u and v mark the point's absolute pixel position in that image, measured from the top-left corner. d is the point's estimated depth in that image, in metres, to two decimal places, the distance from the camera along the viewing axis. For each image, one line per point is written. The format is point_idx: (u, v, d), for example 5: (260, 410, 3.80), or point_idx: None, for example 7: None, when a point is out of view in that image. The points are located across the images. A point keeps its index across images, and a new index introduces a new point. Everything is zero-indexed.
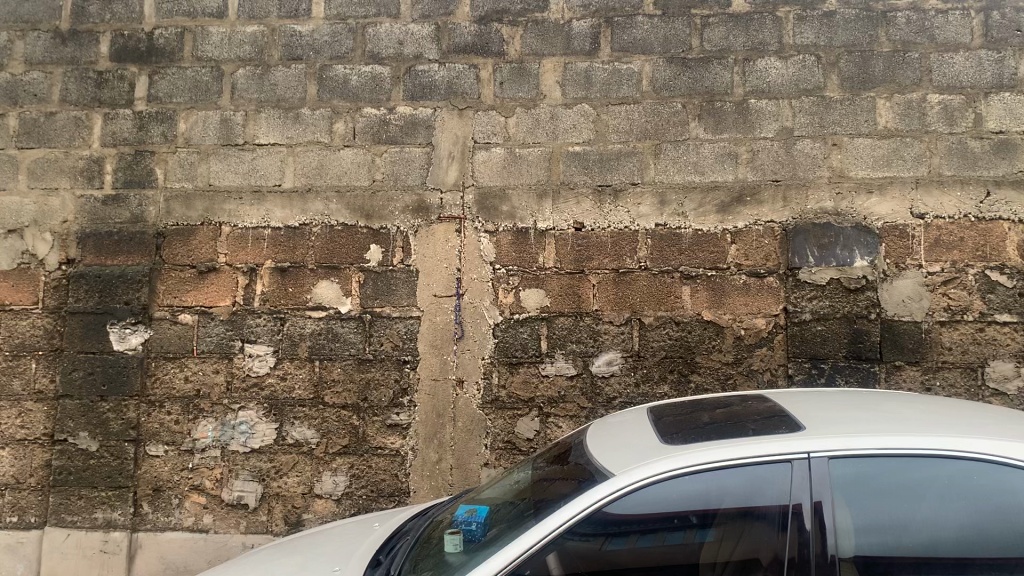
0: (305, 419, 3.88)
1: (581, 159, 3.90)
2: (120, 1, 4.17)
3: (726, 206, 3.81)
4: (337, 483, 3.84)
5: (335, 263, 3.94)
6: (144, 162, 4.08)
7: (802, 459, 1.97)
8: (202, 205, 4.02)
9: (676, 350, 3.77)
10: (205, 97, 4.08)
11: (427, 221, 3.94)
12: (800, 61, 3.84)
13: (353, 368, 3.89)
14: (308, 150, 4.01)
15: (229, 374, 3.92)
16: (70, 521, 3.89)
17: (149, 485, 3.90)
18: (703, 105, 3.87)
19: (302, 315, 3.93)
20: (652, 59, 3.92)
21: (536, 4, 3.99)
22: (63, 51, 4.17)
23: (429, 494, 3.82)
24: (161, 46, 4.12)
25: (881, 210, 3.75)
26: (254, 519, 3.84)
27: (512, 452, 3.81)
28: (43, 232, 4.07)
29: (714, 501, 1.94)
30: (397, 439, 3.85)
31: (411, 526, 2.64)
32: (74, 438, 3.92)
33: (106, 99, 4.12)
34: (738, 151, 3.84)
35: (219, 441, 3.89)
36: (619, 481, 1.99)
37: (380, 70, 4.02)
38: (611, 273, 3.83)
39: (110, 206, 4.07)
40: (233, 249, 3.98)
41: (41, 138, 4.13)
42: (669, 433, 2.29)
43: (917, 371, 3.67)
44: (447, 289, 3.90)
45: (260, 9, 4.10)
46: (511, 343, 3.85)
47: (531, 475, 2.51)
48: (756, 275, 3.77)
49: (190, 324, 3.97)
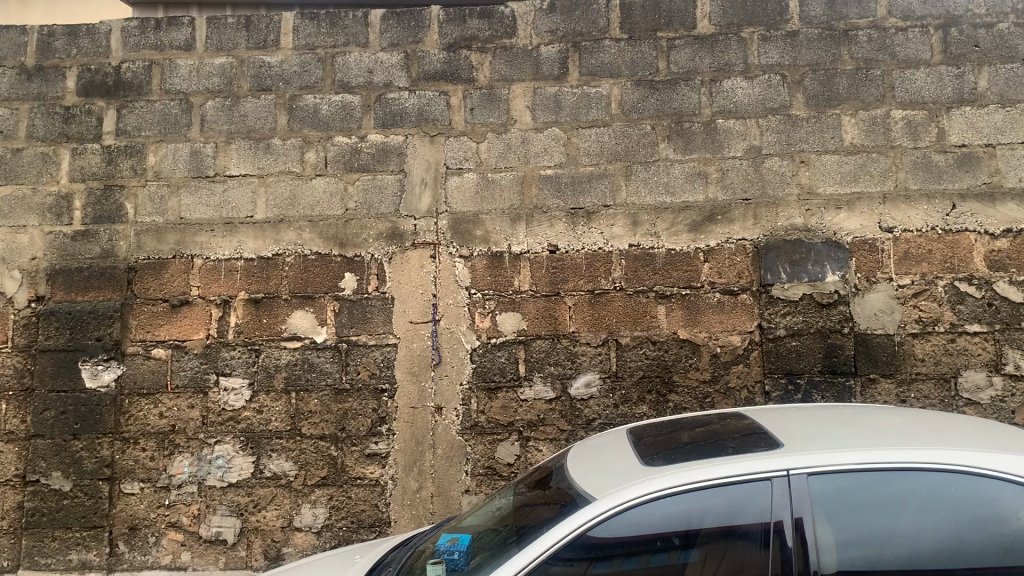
0: (283, 452, 3.84)
1: (554, 182, 3.92)
2: (86, 36, 4.15)
3: (698, 225, 3.84)
4: (316, 515, 3.79)
5: (310, 292, 3.92)
6: (114, 197, 4.04)
7: (782, 475, 1.97)
8: (174, 238, 3.99)
9: (653, 369, 3.79)
10: (175, 130, 4.06)
11: (401, 247, 3.93)
12: (766, 81, 3.90)
13: (330, 398, 3.86)
14: (280, 180, 4.00)
15: (205, 408, 3.88)
16: (44, 563, 3.81)
17: (124, 524, 3.83)
18: (672, 126, 3.91)
19: (277, 346, 3.90)
20: (620, 83, 3.96)
21: (504, 31, 4.03)
22: (29, 87, 4.14)
23: (411, 523, 3.79)
24: (129, 81, 4.11)
25: (850, 226, 3.80)
26: (233, 554, 3.79)
27: (493, 478, 3.79)
28: (11, 270, 4.01)
29: (696, 521, 1.94)
30: (377, 469, 3.82)
31: (392, 557, 2.61)
32: (47, 478, 3.85)
33: (74, 134, 4.09)
34: (708, 171, 3.88)
35: (195, 477, 3.84)
36: (601, 505, 1.98)
37: (349, 99, 4.03)
38: (586, 294, 3.84)
39: (80, 241, 4.03)
40: (205, 281, 3.95)
41: (8, 174, 4.09)
42: (649, 453, 2.29)
43: (892, 383, 3.70)
44: (423, 315, 3.89)
45: (228, 41, 4.10)
46: (489, 367, 3.84)
47: (512, 501, 2.50)
48: (730, 293, 3.79)
49: (164, 359, 3.92)
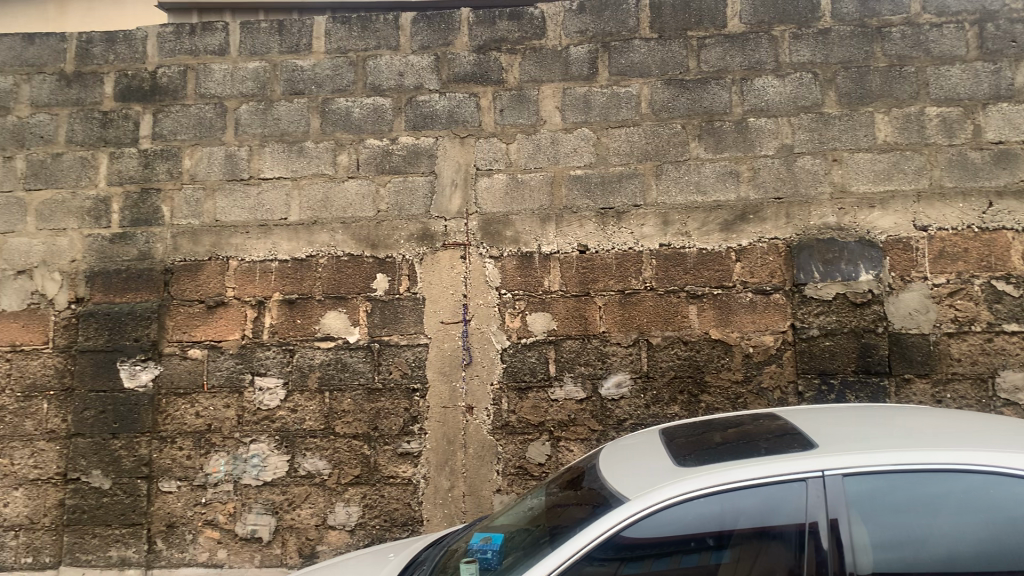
0: (317, 450, 3.88)
1: (584, 183, 3.93)
2: (123, 42, 4.23)
3: (730, 224, 3.83)
4: (349, 513, 3.83)
5: (342, 293, 3.96)
6: (151, 200, 4.11)
7: (817, 476, 1.97)
8: (209, 240, 4.05)
9: (685, 369, 3.78)
10: (210, 133, 4.12)
11: (432, 248, 3.96)
12: (798, 79, 3.88)
13: (363, 397, 3.90)
14: (313, 182, 4.04)
15: (240, 407, 3.93)
16: (85, 560, 3.87)
17: (162, 522, 3.89)
18: (703, 125, 3.90)
19: (311, 346, 3.94)
20: (651, 82, 3.96)
21: (534, 32, 4.05)
22: (68, 93, 4.22)
23: (443, 522, 3.81)
24: (165, 85, 4.17)
25: (884, 224, 3.76)
26: (269, 552, 3.83)
27: (524, 477, 3.80)
28: (52, 272, 4.09)
29: (730, 521, 1.94)
30: (409, 468, 3.84)
31: (425, 556, 2.63)
32: (87, 476, 3.92)
33: (112, 138, 4.17)
34: (740, 169, 3.86)
35: (231, 475, 3.89)
36: (634, 504, 1.99)
37: (381, 102, 4.07)
38: (617, 294, 3.84)
39: (118, 244, 4.10)
40: (240, 282, 4.00)
41: (48, 179, 4.16)
42: (682, 454, 2.30)
43: (928, 383, 3.66)
44: (453, 315, 3.92)
45: (261, 46, 4.15)
46: (520, 367, 3.86)
47: (544, 501, 2.51)
48: (762, 292, 3.78)
49: (199, 359, 3.98)
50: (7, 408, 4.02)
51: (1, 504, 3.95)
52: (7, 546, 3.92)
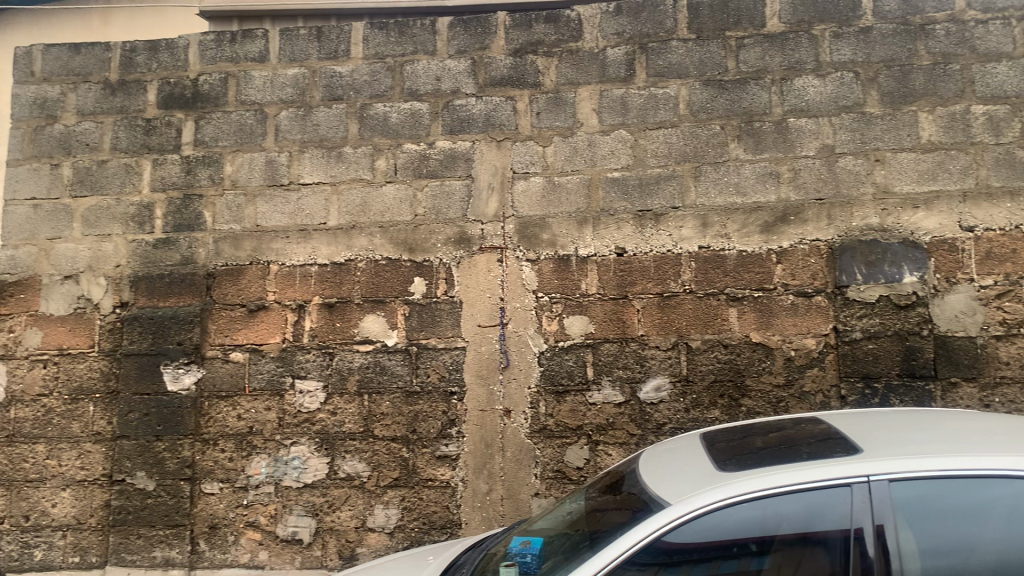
0: (356, 453, 3.90)
1: (621, 185, 3.91)
2: (166, 50, 4.30)
3: (770, 226, 3.79)
4: (388, 516, 3.85)
5: (381, 297, 3.98)
6: (193, 206, 4.17)
7: (862, 482, 1.93)
8: (251, 245, 4.10)
9: (725, 373, 3.74)
10: (250, 139, 4.17)
11: (469, 252, 3.97)
12: (838, 78, 3.82)
13: (402, 401, 3.92)
14: (352, 187, 4.07)
15: (281, 410, 3.97)
16: (130, 560, 3.93)
17: (205, 523, 3.93)
18: (742, 126, 3.87)
19: (350, 350, 3.97)
20: (689, 83, 3.93)
21: (571, 35, 4.04)
22: (112, 101, 4.30)
23: (481, 525, 3.81)
24: (207, 93, 4.23)
25: (928, 225, 3.70)
26: (309, 554, 3.86)
27: (562, 481, 3.79)
28: (97, 277, 4.17)
29: (772, 527, 1.91)
30: (447, 470, 3.85)
31: (465, 559, 2.63)
32: (132, 477, 3.98)
33: (155, 145, 4.24)
34: (780, 170, 3.82)
35: (272, 477, 3.93)
36: (675, 509, 1.97)
37: (418, 106, 4.09)
38: (655, 297, 3.82)
39: (161, 249, 4.17)
40: (281, 286, 4.05)
41: (93, 186, 4.24)
42: (723, 459, 2.27)
43: (975, 387, 3.58)
44: (491, 318, 3.92)
45: (301, 52, 4.20)
46: (557, 370, 3.85)
47: (583, 506, 2.50)
48: (804, 294, 3.73)
49: (241, 362, 4.03)
50: (54, 410, 4.09)
51: (49, 505, 4.03)
52: (55, 545, 4.00)
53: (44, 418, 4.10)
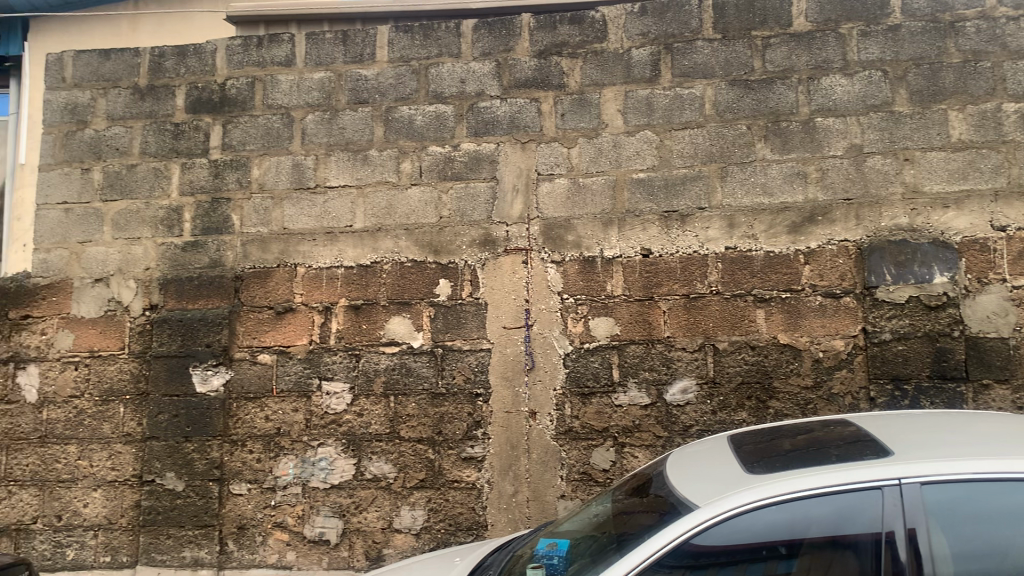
0: (382, 454, 3.92)
1: (647, 186, 3.90)
2: (193, 55, 4.35)
3: (798, 226, 3.76)
4: (415, 517, 3.86)
5: (406, 298, 4.00)
6: (221, 209, 4.21)
7: (894, 484, 1.91)
8: (278, 248, 4.13)
9: (752, 375, 3.71)
10: (277, 143, 4.21)
11: (494, 254, 3.97)
12: (866, 77, 3.79)
13: (427, 402, 3.93)
14: (377, 190, 4.10)
15: (308, 412, 3.99)
16: (160, 560, 3.97)
17: (233, 524, 3.97)
18: (768, 126, 3.84)
19: (376, 352, 3.99)
20: (714, 83, 3.91)
21: (595, 36, 4.04)
22: (142, 106, 4.35)
23: (507, 527, 3.81)
24: (234, 97, 4.27)
25: (959, 225, 3.65)
26: (336, 555, 3.88)
27: (588, 484, 3.78)
28: (128, 280, 4.22)
29: (802, 529, 1.90)
30: (473, 472, 3.86)
31: (492, 560, 2.63)
32: (161, 478, 4.02)
33: (183, 149, 4.28)
34: (808, 170, 3.79)
35: (300, 478, 3.95)
36: (703, 511, 1.96)
37: (443, 109, 4.10)
38: (681, 298, 3.80)
39: (190, 252, 4.21)
40: (308, 289, 4.07)
41: (123, 190, 4.30)
42: (751, 461, 2.25)
43: (1008, 389, 3.53)
44: (516, 320, 3.92)
45: (327, 56, 4.23)
46: (583, 372, 3.84)
47: (610, 508, 2.49)
48: (832, 295, 3.70)
49: (268, 364, 4.06)
50: (86, 411, 4.15)
51: (81, 504, 4.08)
52: (87, 545, 4.05)
53: (76, 419, 4.15)
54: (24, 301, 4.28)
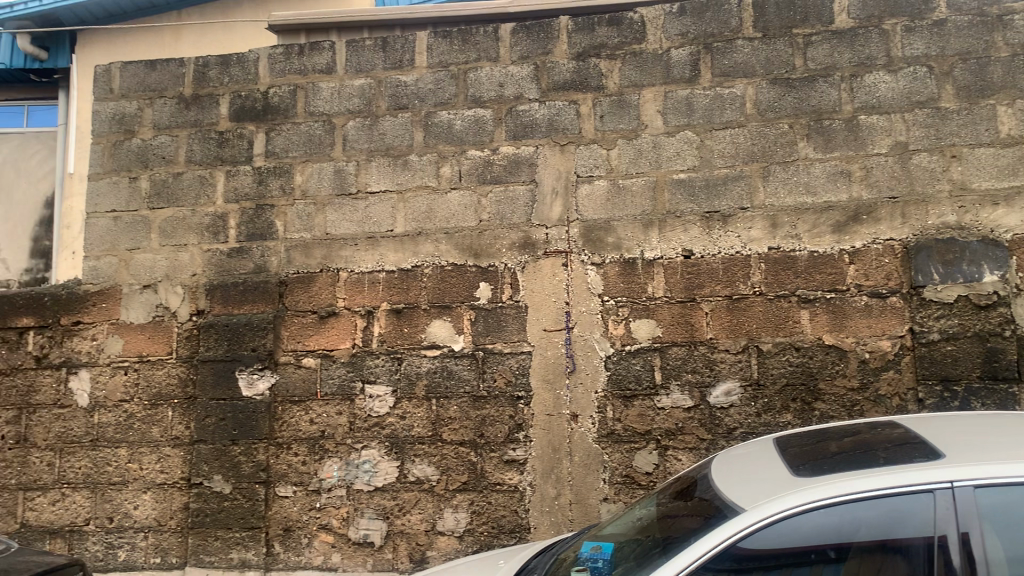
0: (425, 457, 3.94)
1: (687, 187, 3.88)
2: (237, 64, 4.42)
3: (842, 225, 3.72)
4: (458, 519, 3.88)
5: (447, 302, 4.02)
6: (265, 215, 4.27)
7: (945, 487, 1.88)
8: (321, 253, 4.18)
9: (798, 377, 3.67)
10: (319, 150, 4.26)
11: (534, 256, 3.98)
12: (911, 73, 3.74)
13: (469, 405, 3.94)
14: (418, 195, 4.13)
15: (352, 415, 4.03)
16: (208, 561, 4.03)
17: (279, 525, 4.02)
18: (811, 125, 3.80)
19: (418, 355, 4.02)
20: (755, 82, 3.88)
21: (634, 37, 4.03)
22: (187, 115, 4.43)
23: (550, 530, 3.81)
24: (277, 104, 4.34)
25: (1009, 222, 3.58)
26: (380, 556, 3.91)
27: (631, 486, 3.77)
28: (175, 286, 4.31)
29: (851, 533, 1.88)
30: (515, 475, 3.86)
31: (536, 563, 2.64)
32: (209, 480, 4.08)
33: (227, 157, 4.35)
34: (852, 169, 3.75)
35: (344, 481, 3.99)
36: (750, 514, 1.94)
37: (482, 113, 4.12)
38: (724, 299, 3.77)
39: (235, 258, 4.28)
40: (350, 293, 4.12)
41: (170, 198, 4.38)
42: (797, 464, 2.23)
43: None
44: (556, 323, 3.92)
45: (367, 63, 4.28)
46: (625, 375, 3.83)
47: (654, 512, 2.48)
48: (878, 295, 3.64)
49: (313, 368, 4.11)
50: (135, 415, 4.23)
51: (132, 506, 4.16)
52: (137, 546, 4.13)
53: (126, 423, 4.24)
54: (75, 308, 4.38)
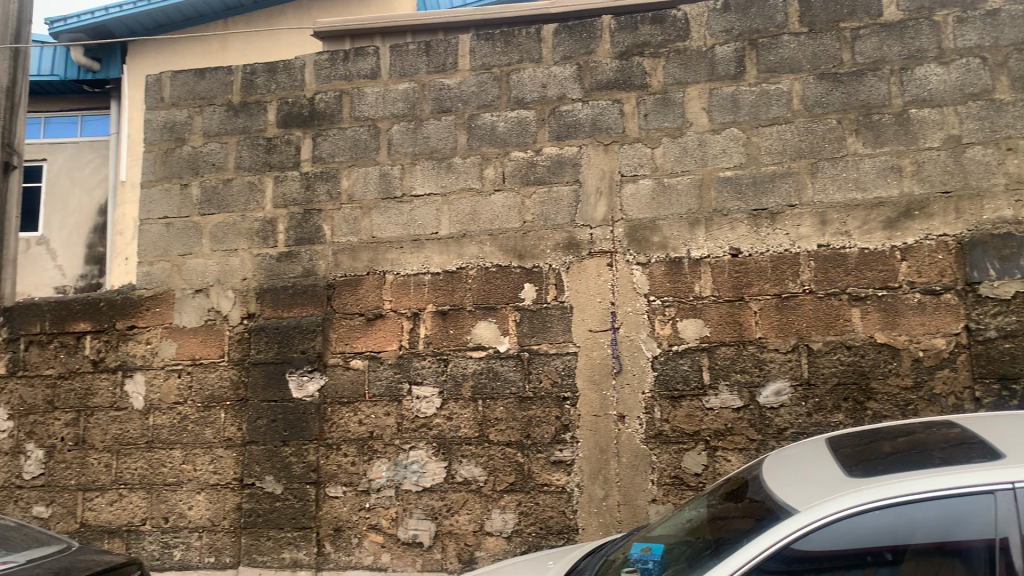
0: (472, 457, 3.96)
1: (734, 184, 3.85)
2: (284, 72, 4.49)
3: (893, 221, 3.65)
4: (506, 520, 3.88)
5: (492, 304, 4.03)
6: (313, 220, 4.34)
7: (1007, 488, 1.83)
8: (367, 256, 4.23)
9: (849, 376, 3.61)
10: (365, 154, 4.31)
11: (579, 257, 3.97)
12: (964, 65, 3.68)
13: (516, 406, 3.95)
14: (462, 197, 4.15)
15: (400, 416, 4.07)
16: (261, 561, 4.09)
17: (330, 525, 4.07)
18: (860, 119, 3.75)
19: (464, 356, 4.04)
20: (802, 77, 3.84)
21: (677, 34, 4.01)
22: (236, 122, 4.51)
23: (599, 531, 3.80)
24: (323, 110, 4.40)
25: None
26: (429, 556, 3.94)
27: (680, 487, 3.74)
28: (226, 290, 4.39)
29: (908, 535, 1.84)
30: (563, 476, 3.86)
31: (586, 564, 2.64)
32: (261, 481, 4.14)
33: (275, 163, 4.42)
34: (902, 164, 3.68)
35: (393, 481, 4.03)
36: (805, 515, 1.92)
37: (525, 114, 4.13)
38: (773, 298, 3.73)
39: (284, 262, 4.34)
40: (397, 295, 4.16)
41: (220, 204, 4.46)
42: (850, 464, 2.20)
43: None
44: (602, 323, 3.91)
45: (411, 67, 4.32)
46: (672, 376, 3.81)
47: (703, 513, 2.47)
48: (932, 292, 3.57)
49: (361, 369, 4.16)
50: (189, 417, 4.32)
51: (186, 507, 4.25)
52: (192, 546, 4.21)
53: (179, 424, 4.33)
54: (130, 312, 4.49)
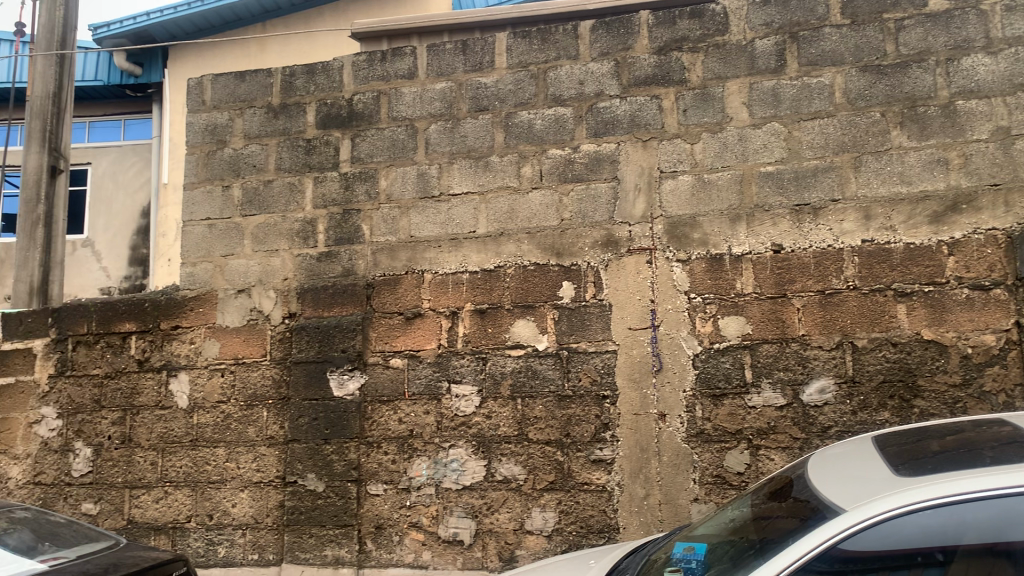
0: (512, 456, 3.96)
1: (775, 179, 3.80)
2: (322, 73, 4.53)
3: (940, 216, 3.58)
4: (546, 518, 3.87)
5: (530, 302, 4.03)
6: (352, 220, 4.37)
7: None
8: (406, 255, 4.25)
9: (895, 374, 3.55)
10: (403, 154, 4.33)
11: (618, 254, 3.95)
12: (1012, 54, 3.60)
13: (555, 404, 3.94)
14: (499, 195, 4.15)
15: (439, 414, 4.08)
16: (303, 558, 4.13)
17: (371, 523, 4.09)
18: (904, 112, 3.68)
19: (503, 355, 4.04)
20: (844, 70, 3.78)
21: (716, 29, 3.97)
22: (276, 124, 4.56)
23: (640, 530, 3.77)
24: (361, 111, 4.42)
25: None
26: (470, 555, 3.94)
27: (722, 487, 3.70)
28: (267, 290, 4.44)
29: (959, 535, 1.80)
30: (603, 474, 3.84)
31: (628, 564, 2.62)
32: (303, 479, 4.19)
33: (315, 164, 4.46)
34: (949, 157, 3.61)
35: (433, 479, 4.05)
36: (853, 514, 1.89)
37: (562, 112, 4.12)
38: (816, 294, 3.67)
39: (324, 262, 4.38)
40: (435, 294, 4.17)
41: (261, 205, 4.51)
42: (898, 463, 2.15)
43: None
44: (642, 321, 3.88)
45: (447, 66, 4.33)
46: (714, 374, 3.77)
47: (747, 512, 2.44)
48: (981, 288, 3.50)
49: (400, 368, 4.18)
50: (232, 416, 4.37)
51: (230, 504, 4.30)
52: (236, 543, 4.26)
53: (223, 423, 4.38)
54: (174, 313, 4.57)
